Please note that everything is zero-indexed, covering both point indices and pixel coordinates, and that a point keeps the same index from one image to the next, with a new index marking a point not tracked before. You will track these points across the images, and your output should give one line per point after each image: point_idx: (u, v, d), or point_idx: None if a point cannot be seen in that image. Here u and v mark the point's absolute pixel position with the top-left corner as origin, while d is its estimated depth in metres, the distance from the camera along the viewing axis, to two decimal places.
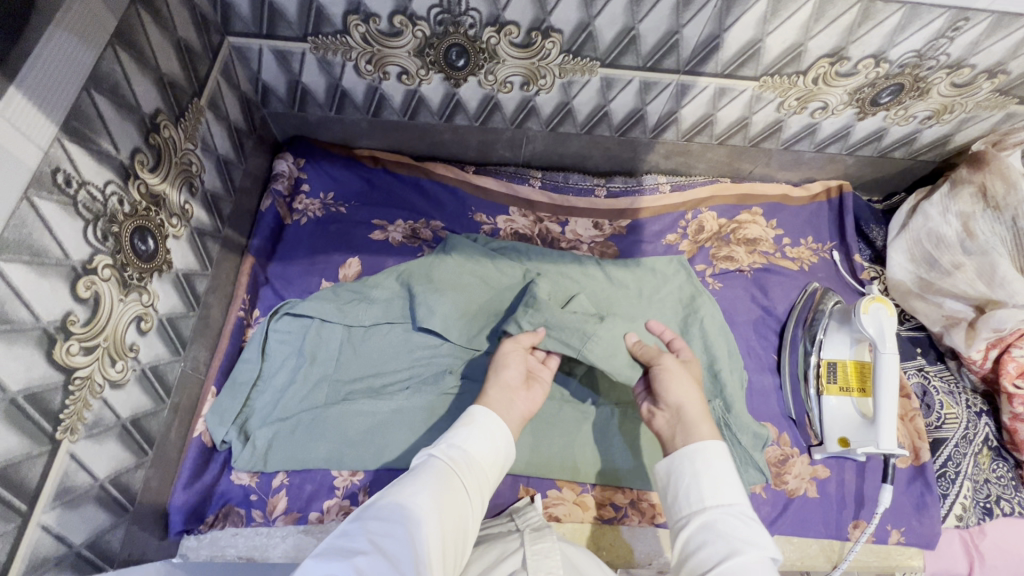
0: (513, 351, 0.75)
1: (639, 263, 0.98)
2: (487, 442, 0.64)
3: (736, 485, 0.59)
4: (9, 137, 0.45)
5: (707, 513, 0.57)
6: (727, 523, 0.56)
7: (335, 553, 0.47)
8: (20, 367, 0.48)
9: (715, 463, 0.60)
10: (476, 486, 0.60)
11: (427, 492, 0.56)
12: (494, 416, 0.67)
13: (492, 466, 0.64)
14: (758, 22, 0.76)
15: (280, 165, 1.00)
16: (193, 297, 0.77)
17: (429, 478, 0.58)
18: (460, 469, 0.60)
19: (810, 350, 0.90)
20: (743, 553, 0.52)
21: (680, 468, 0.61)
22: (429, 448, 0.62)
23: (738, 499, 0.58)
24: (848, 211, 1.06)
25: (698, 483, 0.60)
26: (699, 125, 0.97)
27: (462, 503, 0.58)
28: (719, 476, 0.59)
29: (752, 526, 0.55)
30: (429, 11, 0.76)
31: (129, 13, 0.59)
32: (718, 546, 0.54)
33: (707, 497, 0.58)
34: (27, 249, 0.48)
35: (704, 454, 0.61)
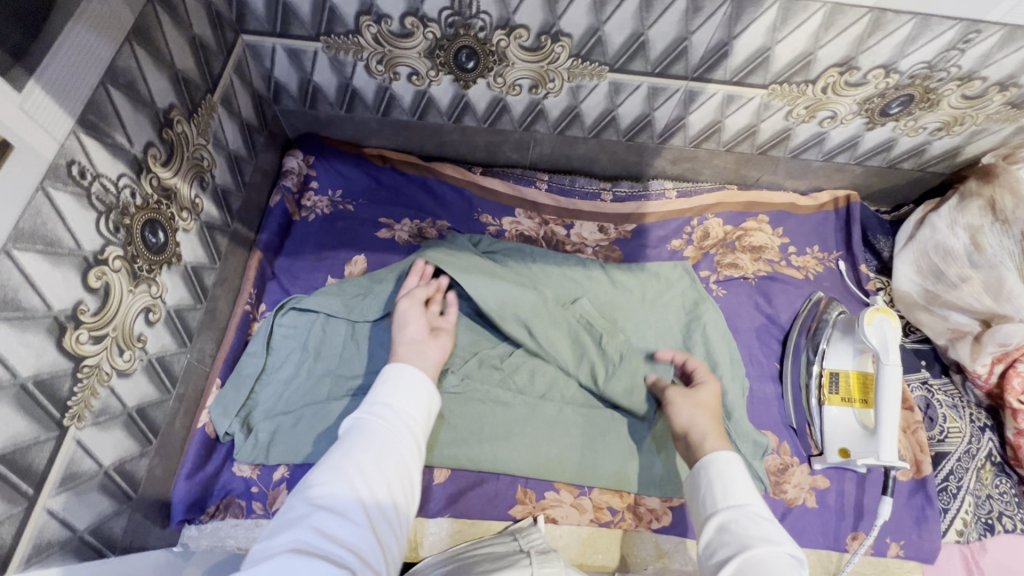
0: (410, 308, 0.81)
1: (644, 267, 1.00)
2: (408, 391, 0.67)
3: (749, 489, 0.63)
4: (27, 129, 0.46)
5: (722, 515, 0.61)
6: (742, 523, 0.59)
7: (282, 527, 0.50)
8: (31, 354, 0.49)
9: (728, 469, 0.66)
10: (409, 428, 0.63)
11: (361, 445, 0.58)
12: (408, 367, 0.69)
13: (421, 407, 0.67)
14: (768, 29, 0.76)
15: (290, 161, 1.01)
16: (200, 290, 0.78)
17: (360, 434, 0.60)
18: (388, 417, 0.63)
19: (812, 359, 0.90)
20: (754, 548, 0.56)
21: (698, 478, 0.67)
22: (355, 412, 0.64)
23: (753, 503, 0.62)
24: (856, 220, 1.05)
25: (712, 487, 0.65)
26: (707, 132, 0.97)
27: (399, 447, 0.61)
28: (733, 481, 0.64)
29: (766, 525, 0.59)
30: (440, 13, 0.77)
31: (147, 9, 0.61)
32: (733, 544, 0.58)
33: (724, 501, 0.63)
34: (41, 239, 0.49)
35: (717, 464, 0.66)
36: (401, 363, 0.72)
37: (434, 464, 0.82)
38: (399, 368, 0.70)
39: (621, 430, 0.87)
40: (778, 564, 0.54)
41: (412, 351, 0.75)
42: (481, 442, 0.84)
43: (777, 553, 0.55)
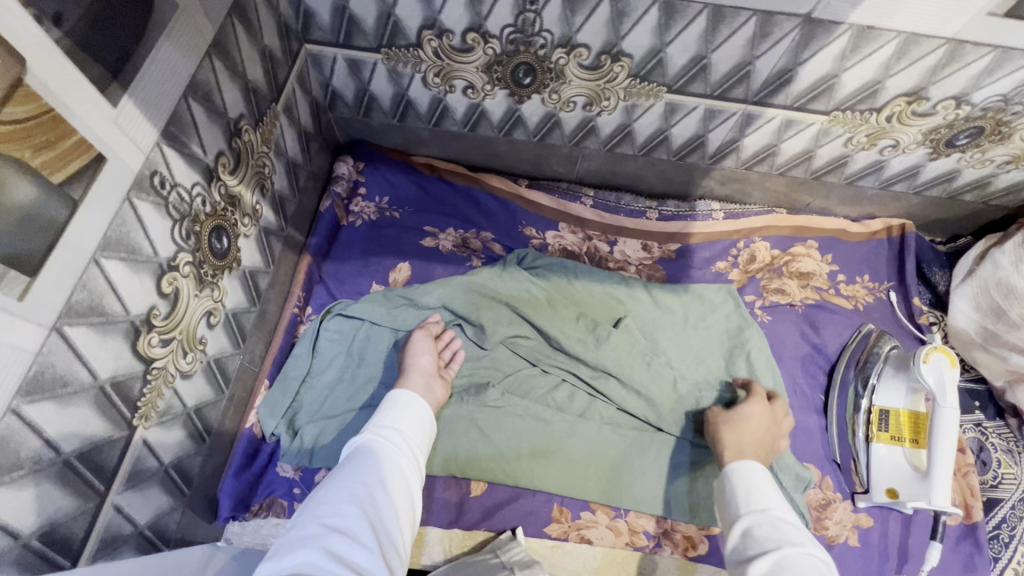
0: (422, 339, 0.84)
1: (687, 289, 0.99)
2: (412, 420, 0.70)
3: (774, 494, 0.62)
4: (119, 143, 0.48)
5: (745, 519, 0.60)
6: (765, 527, 0.58)
7: (290, 547, 0.49)
8: (110, 356, 0.51)
9: (751, 476, 0.65)
10: (411, 456, 0.65)
11: (369, 469, 0.59)
12: (415, 397, 0.73)
13: (421, 435, 0.69)
14: (836, 57, 0.74)
15: (340, 167, 1.04)
16: (256, 293, 0.80)
17: (367, 458, 0.61)
18: (393, 443, 0.65)
19: (861, 393, 0.88)
20: (782, 548, 0.54)
21: (724, 488, 0.67)
22: (360, 435, 0.65)
23: (777, 508, 0.60)
24: (910, 251, 1.02)
25: (738, 495, 0.64)
26: (761, 155, 0.95)
27: (401, 473, 0.62)
28: (759, 488, 0.63)
29: (788, 527, 0.57)
30: (503, 30, 0.77)
31: (225, 23, 0.62)
32: (758, 548, 0.56)
33: (746, 506, 0.62)
34: (124, 247, 0.51)
35: (741, 470, 0.67)
36: (406, 391, 0.74)
37: (471, 476, 0.84)
38: (402, 397, 0.73)
39: (660, 455, 0.86)
40: (804, 564, 0.52)
41: (422, 383, 0.77)
42: (518, 458, 0.84)
43: (803, 555, 0.53)
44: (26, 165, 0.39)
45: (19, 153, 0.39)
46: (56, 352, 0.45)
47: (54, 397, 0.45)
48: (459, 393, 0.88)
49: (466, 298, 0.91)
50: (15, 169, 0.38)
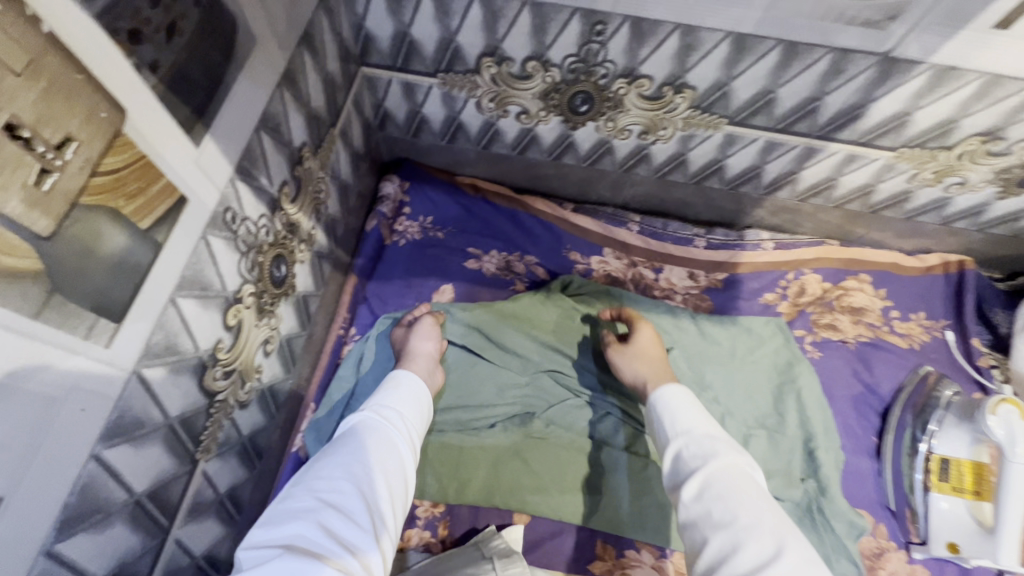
0: (426, 324, 0.85)
1: (735, 321, 0.97)
2: (410, 399, 0.68)
3: (698, 411, 0.61)
4: (198, 182, 0.47)
5: (675, 444, 0.58)
6: (692, 447, 0.57)
7: (285, 519, 0.49)
8: (180, 394, 0.51)
9: (677, 396, 0.64)
10: (411, 436, 0.63)
11: (366, 445, 0.57)
12: (416, 379, 0.72)
13: (420, 416, 0.68)
14: (911, 95, 0.72)
15: (386, 187, 1.03)
16: (307, 316, 0.80)
17: (366, 435, 0.59)
18: (393, 423, 0.63)
19: (919, 437, 0.85)
20: (712, 464, 0.54)
21: (652, 416, 0.65)
22: (359, 412, 0.63)
23: (699, 423, 0.60)
24: (970, 289, 0.99)
25: (667, 418, 0.62)
26: (819, 187, 0.93)
27: (399, 451, 0.60)
28: (683, 407, 0.62)
29: (713, 441, 0.57)
30: (564, 59, 0.75)
31: (295, 53, 0.62)
32: (687, 469, 0.55)
33: (672, 431, 0.60)
34: (197, 285, 0.50)
35: (666, 398, 0.64)
36: (406, 371, 0.73)
37: (514, 507, 0.81)
38: (403, 377, 0.71)
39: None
40: (731, 476, 0.53)
41: (425, 367, 0.78)
42: (563, 492, 0.82)
43: (731, 468, 0.53)
44: (119, 214, 0.39)
45: (114, 204, 0.38)
46: (135, 395, 0.44)
47: (130, 440, 0.45)
48: (503, 422, 0.87)
49: (502, 325, 0.91)
50: (111, 220, 0.38)
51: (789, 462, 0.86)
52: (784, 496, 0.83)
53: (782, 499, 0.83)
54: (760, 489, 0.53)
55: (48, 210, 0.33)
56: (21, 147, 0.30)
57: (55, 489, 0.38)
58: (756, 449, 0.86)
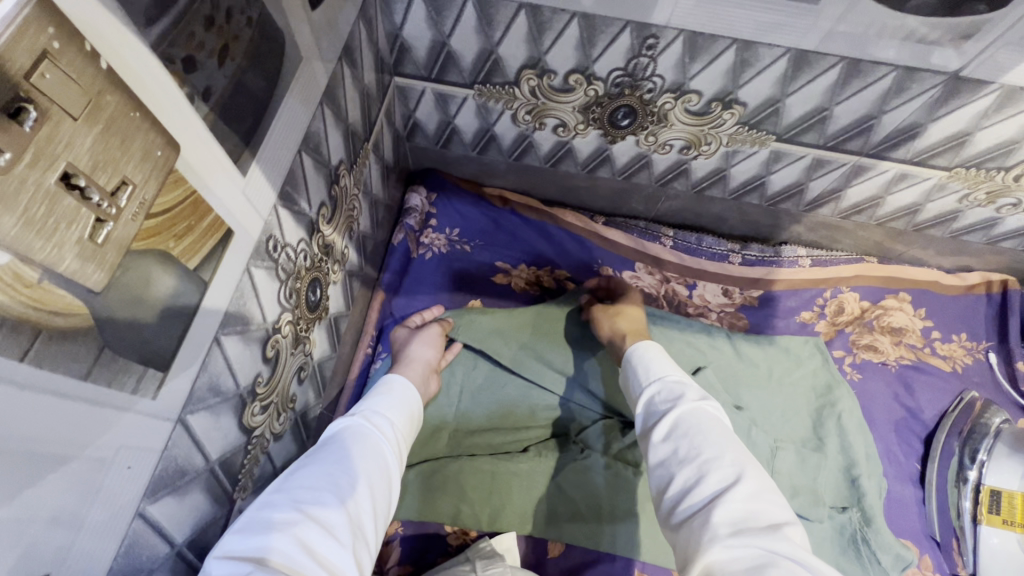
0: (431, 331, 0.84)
1: (773, 341, 0.94)
2: (403, 406, 0.61)
3: (667, 360, 0.61)
4: (242, 211, 0.44)
5: (646, 390, 0.58)
6: (662, 391, 0.56)
7: (254, 530, 0.41)
8: (221, 436, 0.48)
9: (649, 348, 0.64)
10: (400, 447, 0.56)
11: (355, 452, 0.50)
12: (411, 387, 0.65)
13: (411, 425, 0.61)
14: (976, 115, 0.68)
15: (413, 198, 1.00)
16: (337, 337, 0.77)
17: (355, 441, 0.51)
18: (384, 432, 0.55)
19: (967, 466, 0.83)
20: (683, 401, 0.54)
21: (624, 366, 0.64)
22: (346, 415, 0.56)
23: (668, 370, 0.59)
24: (1014, 310, 0.96)
25: (639, 368, 0.61)
26: (863, 205, 0.90)
27: (387, 461, 0.53)
28: (654, 356, 0.62)
29: (683, 386, 0.56)
30: (610, 72, 0.72)
31: (336, 69, 0.59)
32: (657, 413, 0.55)
33: (644, 377, 0.60)
34: (240, 321, 0.47)
35: (641, 348, 0.64)
36: (400, 377, 0.67)
37: (547, 535, 0.78)
38: (397, 384, 0.64)
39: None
40: (700, 416, 0.52)
41: (420, 373, 0.76)
42: (599, 521, 0.78)
43: (701, 407, 0.53)
44: (169, 256, 0.36)
45: (164, 246, 0.35)
46: (179, 443, 0.42)
47: (172, 491, 0.42)
48: (537, 447, 0.85)
49: (533, 345, 0.89)
50: (160, 264, 0.35)
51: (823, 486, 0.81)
52: (813, 517, 0.79)
53: (811, 519, 0.79)
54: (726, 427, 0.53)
55: (102, 263, 0.29)
56: (76, 198, 0.27)
57: (102, 555, 0.35)
58: (790, 472, 0.81)
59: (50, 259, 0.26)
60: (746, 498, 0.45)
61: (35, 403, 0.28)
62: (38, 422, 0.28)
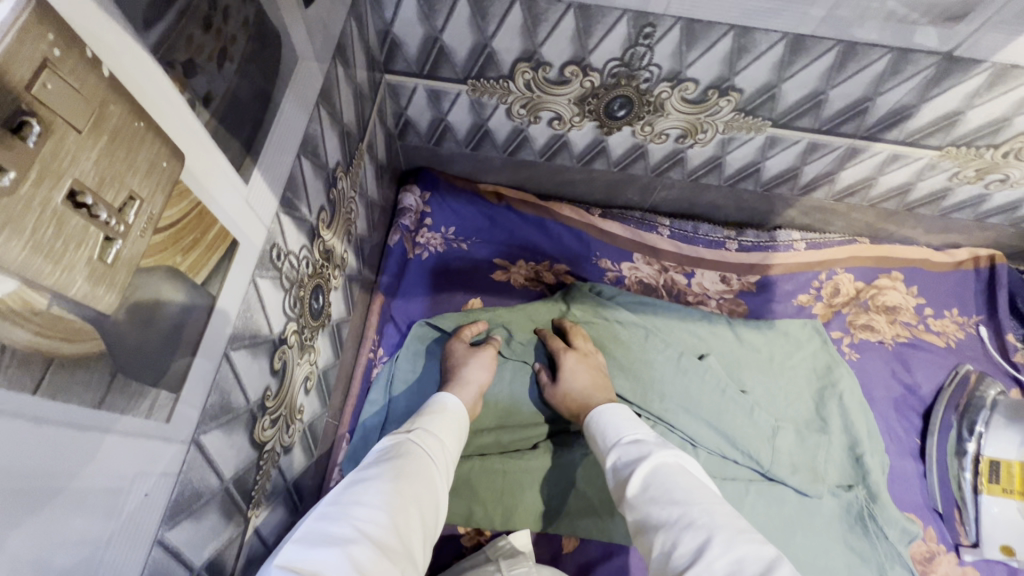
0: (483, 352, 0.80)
1: (772, 325, 0.94)
2: (450, 429, 0.64)
3: (631, 423, 0.63)
4: (247, 221, 0.42)
5: (612, 455, 0.60)
6: (625, 451, 0.58)
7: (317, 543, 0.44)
8: (233, 454, 0.46)
9: (609, 413, 0.66)
10: (447, 467, 0.59)
11: (407, 474, 0.53)
12: (459, 410, 0.69)
13: (458, 444, 0.64)
14: (967, 95, 0.69)
15: (407, 198, 0.98)
16: (340, 344, 0.75)
17: (408, 463, 0.54)
18: (433, 453, 0.59)
19: (966, 439, 0.85)
20: (646, 459, 0.55)
21: (591, 433, 0.66)
22: (400, 434, 0.59)
23: (626, 430, 0.62)
24: (1002, 284, 0.98)
25: (604, 434, 0.63)
26: (856, 187, 0.91)
27: (435, 482, 0.55)
28: (616, 421, 0.64)
29: (645, 444, 0.58)
30: (607, 63, 0.71)
31: (330, 70, 0.57)
32: (622, 475, 0.56)
33: (609, 442, 0.62)
34: (248, 334, 0.45)
35: (601, 414, 0.66)
36: (452, 398, 0.70)
37: (562, 531, 0.79)
38: (447, 405, 0.68)
39: (768, 498, 0.80)
40: (665, 469, 0.54)
41: (476, 400, 0.74)
42: (612, 513, 0.79)
43: (663, 460, 0.55)
44: (178, 271, 0.34)
45: (172, 261, 0.33)
46: (194, 465, 0.40)
47: (190, 514, 0.40)
48: (547, 443, 0.84)
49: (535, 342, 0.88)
50: (169, 280, 0.33)
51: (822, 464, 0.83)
52: (813, 494, 0.81)
53: (811, 496, 0.81)
54: (695, 477, 0.54)
55: (113, 284, 0.28)
56: (85, 217, 0.25)
57: None
58: (787, 449, 0.83)
59: (61, 284, 0.24)
60: (724, 546, 0.44)
61: (52, 437, 0.26)
62: (55, 456, 0.27)
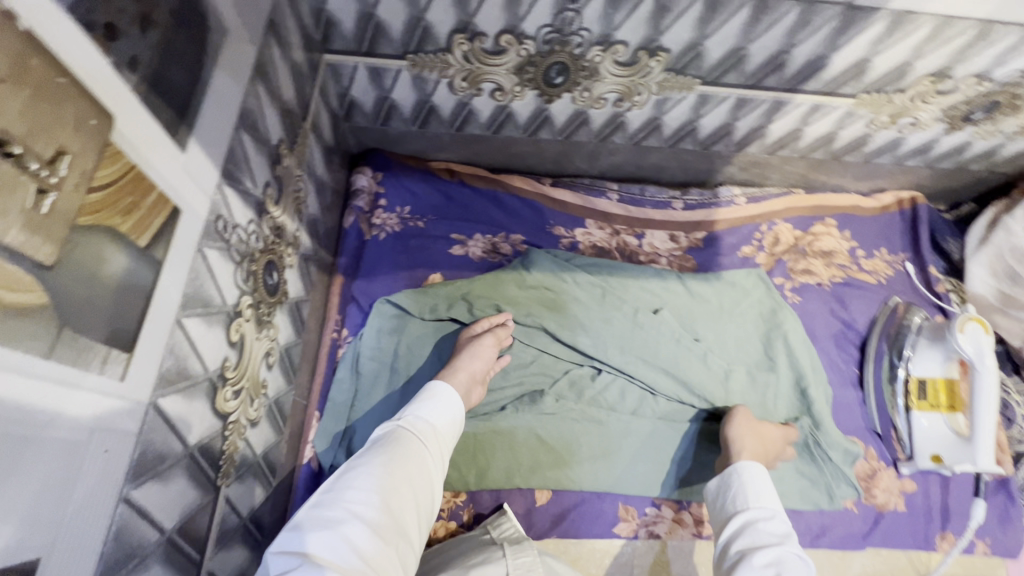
0: (487, 342, 0.81)
1: (719, 276, 0.98)
2: (447, 413, 0.67)
3: (774, 500, 0.68)
4: (188, 189, 0.43)
5: (749, 514, 0.66)
6: (769, 522, 0.64)
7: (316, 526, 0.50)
8: (196, 421, 0.47)
9: (758, 475, 0.71)
10: (440, 450, 0.63)
11: (399, 460, 0.57)
12: (454, 393, 0.70)
13: (454, 427, 0.67)
14: (871, 42, 0.75)
15: (359, 179, 0.99)
16: (301, 323, 0.77)
17: (397, 449, 0.59)
18: (426, 437, 0.62)
19: (897, 363, 0.92)
20: (786, 544, 0.61)
21: (725, 477, 0.72)
22: (396, 418, 0.63)
23: (774, 505, 0.67)
24: (923, 222, 1.06)
25: (743, 492, 0.69)
26: (785, 139, 0.97)
27: (428, 465, 0.60)
28: (763, 490, 0.69)
29: (787, 531, 0.63)
30: (539, 30, 0.74)
31: (263, 45, 0.58)
32: (759, 540, 0.62)
33: (748, 502, 0.67)
34: (200, 302, 0.46)
35: (748, 467, 0.71)
36: (444, 381, 0.71)
37: (535, 486, 0.83)
38: (441, 389, 0.69)
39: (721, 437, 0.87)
40: (797, 565, 0.59)
41: (466, 384, 0.76)
42: (581, 463, 0.84)
43: (799, 554, 0.60)
44: (119, 233, 0.35)
45: (112, 222, 0.34)
46: (155, 427, 0.41)
47: (155, 476, 0.42)
48: (513, 404, 0.86)
49: (496, 309, 0.89)
50: (111, 241, 0.34)
51: (770, 400, 0.89)
52: None
53: None
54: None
55: (51, 235, 0.29)
56: (15, 165, 0.27)
57: (92, 539, 0.35)
58: (736, 387, 0.89)
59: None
60: None
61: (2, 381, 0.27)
62: (9, 401, 0.28)
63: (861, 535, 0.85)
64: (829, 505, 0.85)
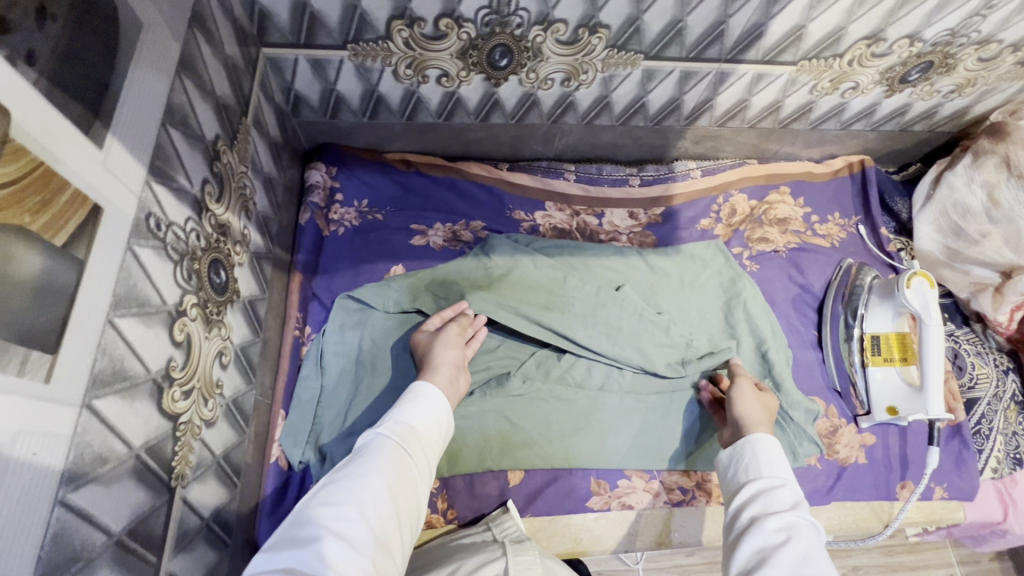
0: (450, 332, 0.80)
1: (679, 250, 1.00)
2: (430, 416, 0.66)
3: (788, 469, 0.67)
4: (109, 187, 0.43)
5: (763, 482, 0.65)
6: (781, 489, 0.63)
7: (294, 544, 0.51)
8: (141, 422, 0.47)
9: (769, 444, 0.70)
10: (422, 456, 0.63)
11: (377, 471, 0.57)
12: (438, 393, 0.69)
13: (439, 432, 0.67)
14: (804, 9, 0.77)
15: (313, 175, 0.97)
16: (258, 322, 0.76)
17: (376, 460, 0.58)
18: (407, 444, 0.62)
19: (852, 323, 0.94)
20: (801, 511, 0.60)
21: (735, 448, 0.71)
22: (377, 427, 0.63)
23: (787, 475, 0.66)
24: (872, 184, 1.09)
25: (756, 461, 0.68)
26: (733, 110, 0.98)
27: (409, 474, 0.60)
28: (777, 460, 0.68)
29: (801, 500, 0.62)
30: (477, 12, 0.74)
31: (188, 39, 0.57)
32: (771, 507, 0.61)
33: (762, 471, 0.67)
34: (134, 301, 0.46)
35: (761, 439, 0.70)
36: (426, 382, 0.71)
37: (508, 467, 0.84)
38: (423, 391, 0.69)
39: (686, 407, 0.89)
40: (812, 533, 0.57)
41: (449, 377, 0.74)
42: (551, 442, 0.85)
43: (812, 522, 0.59)
44: (27, 232, 0.35)
45: (18, 221, 0.34)
46: (90, 429, 0.41)
47: (96, 479, 0.41)
48: (481, 388, 0.86)
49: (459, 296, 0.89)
50: (16, 238, 0.34)
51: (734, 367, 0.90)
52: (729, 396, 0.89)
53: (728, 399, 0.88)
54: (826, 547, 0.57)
55: None
56: None
57: (26, 542, 0.35)
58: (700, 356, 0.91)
59: None
60: None
61: None
62: None
63: (825, 490, 0.88)
64: (794, 464, 0.87)
